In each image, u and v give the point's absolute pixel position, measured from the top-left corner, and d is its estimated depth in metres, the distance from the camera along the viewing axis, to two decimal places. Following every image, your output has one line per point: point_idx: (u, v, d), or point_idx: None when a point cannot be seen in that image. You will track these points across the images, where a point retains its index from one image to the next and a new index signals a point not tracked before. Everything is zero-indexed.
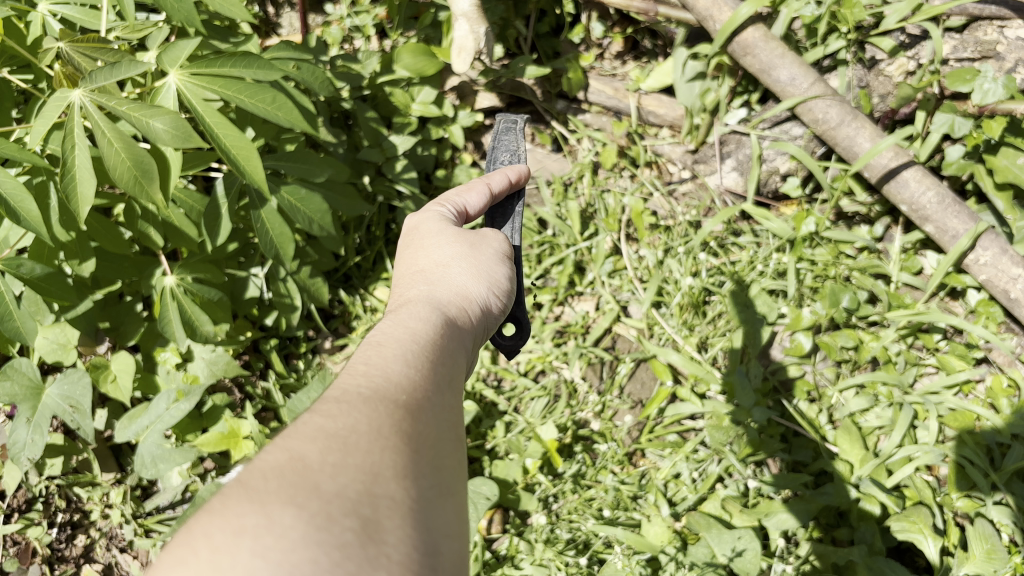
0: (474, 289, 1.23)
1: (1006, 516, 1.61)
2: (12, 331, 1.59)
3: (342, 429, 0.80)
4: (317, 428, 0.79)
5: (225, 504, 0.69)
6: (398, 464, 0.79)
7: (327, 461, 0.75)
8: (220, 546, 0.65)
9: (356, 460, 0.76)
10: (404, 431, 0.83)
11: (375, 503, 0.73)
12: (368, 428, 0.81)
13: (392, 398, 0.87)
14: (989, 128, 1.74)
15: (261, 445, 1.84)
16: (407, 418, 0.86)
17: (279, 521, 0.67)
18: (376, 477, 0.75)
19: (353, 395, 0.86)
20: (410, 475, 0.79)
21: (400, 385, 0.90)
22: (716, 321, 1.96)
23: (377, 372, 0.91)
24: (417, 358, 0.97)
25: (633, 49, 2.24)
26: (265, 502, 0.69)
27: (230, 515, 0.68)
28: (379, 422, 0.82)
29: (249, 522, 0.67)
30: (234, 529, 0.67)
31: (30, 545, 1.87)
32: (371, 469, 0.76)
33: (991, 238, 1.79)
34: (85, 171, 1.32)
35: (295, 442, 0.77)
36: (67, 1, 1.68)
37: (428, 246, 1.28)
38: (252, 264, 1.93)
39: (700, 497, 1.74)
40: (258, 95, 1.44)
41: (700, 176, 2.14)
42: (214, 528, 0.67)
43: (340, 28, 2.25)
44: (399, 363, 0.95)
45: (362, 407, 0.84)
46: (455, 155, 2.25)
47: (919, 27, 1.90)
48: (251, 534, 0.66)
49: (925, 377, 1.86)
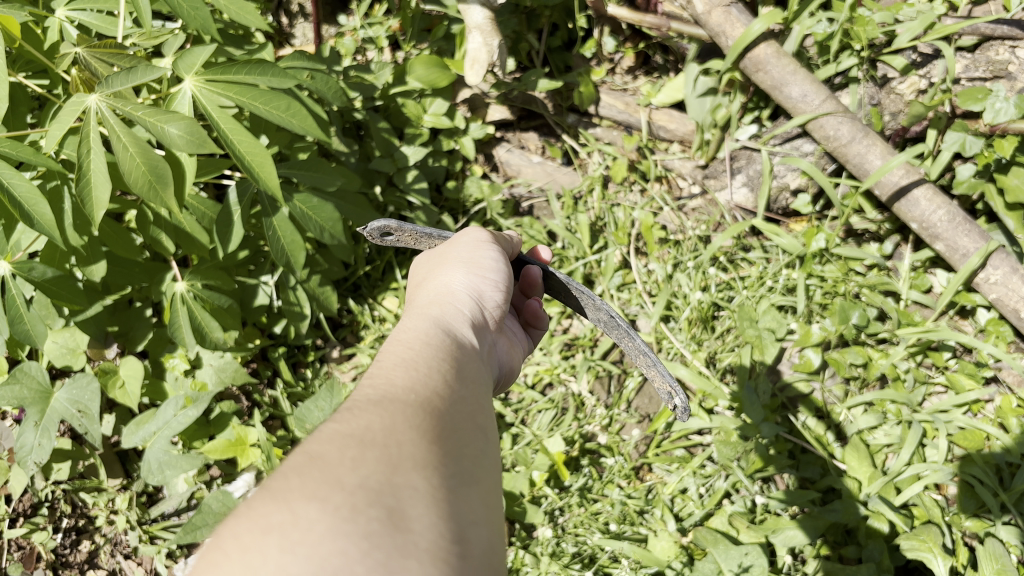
0: (474, 288, 1.22)
1: (1015, 536, 1.61)
2: (21, 334, 1.60)
3: (357, 428, 0.79)
4: (333, 431, 0.79)
5: (250, 506, 0.69)
6: (418, 455, 0.78)
7: (346, 456, 0.74)
8: (249, 543, 0.66)
9: (375, 454, 0.76)
10: (419, 423, 0.83)
11: (398, 492, 0.73)
12: (382, 425, 0.80)
13: (403, 396, 0.86)
14: (1000, 147, 1.76)
15: (268, 454, 1.84)
16: (421, 413, 0.85)
17: (304, 516, 0.67)
18: (396, 468, 0.75)
19: (362, 400, 0.85)
20: (432, 465, 0.79)
21: (406, 382, 0.90)
22: (724, 336, 1.96)
23: (382, 378, 0.91)
24: (423, 358, 0.97)
25: (644, 64, 2.26)
26: (290, 498, 0.69)
27: (256, 515, 0.68)
28: (394, 419, 0.82)
29: (275, 520, 0.67)
30: (261, 527, 0.67)
31: (35, 550, 1.88)
32: (390, 461, 0.76)
33: (1002, 257, 1.80)
34: (100, 175, 1.33)
35: (313, 445, 0.76)
36: (83, 6, 1.68)
37: (424, 269, 1.29)
38: (262, 272, 1.94)
39: (706, 513, 1.74)
40: (273, 102, 1.45)
41: (711, 191, 2.15)
42: (241, 528, 0.67)
43: (354, 39, 2.26)
44: (402, 363, 0.94)
45: (373, 409, 0.83)
46: (465, 167, 2.24)
47: (930, 46, 1.91)
48: (278, 531, 0.66)
49: (934, 395, 1.85)
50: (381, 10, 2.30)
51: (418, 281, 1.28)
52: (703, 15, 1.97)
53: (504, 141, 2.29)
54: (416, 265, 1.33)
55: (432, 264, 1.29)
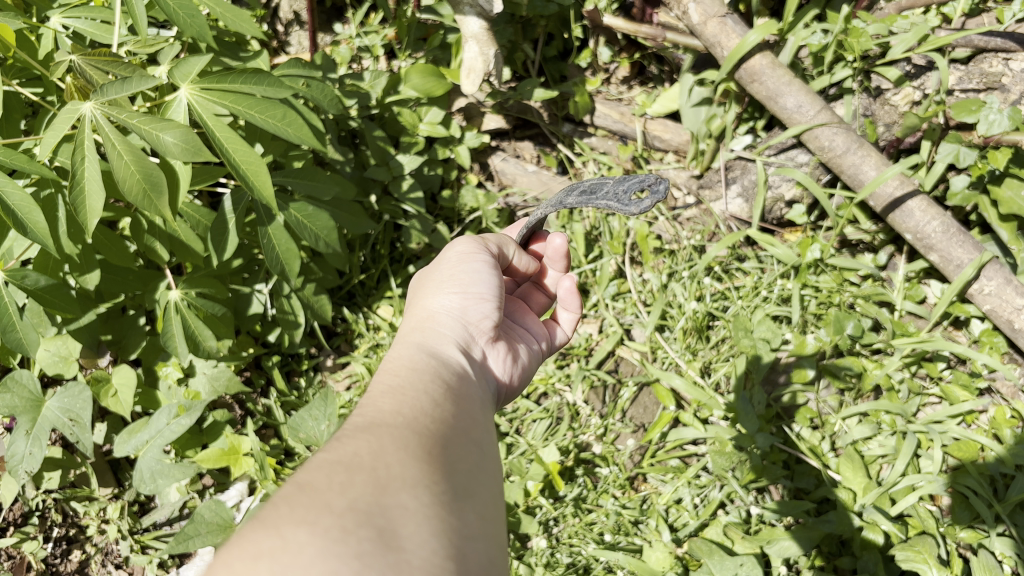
0: (462, 309, 1.22)
1: (1009, 547, 1.60)
2: (13, 343, 1.57)
3: (345, 455, 0.78)
4: (322, 459, 0.78)
5: (240, 535, 0.69)
6: (408, 474, 0.78)
7: (334, 481, 0.74)
8: (239, 571, 0.65)
9: (363, 478, 0.75)
10: (408, 444, 0.82)
11: (388, 513, 0.72)
12: (370, 449, 0.79)
13: (391, 420, 0.86)
14: (995, 159, 1.75)
15: (259, 465, 1.81)
16: (410, 434, 0.84)
17: (294, 539, 0.67)
18: (385, 489, 0.75)
19: (351, 428, 0.85)
20: (423, 482, 0.78)
21: (393, 406, 0.89)
22: (718, 346, 1.97)
23: (368, 405, 0.90)
24: (409, 381, 0.96)
25: (639, 75, 2.28)
26: (279, 524, 0.68)
27: (246, 543, 0.67)
28: (382, 442, 0.81)
29: (265, 546, 0.67)
30: (252, 554, 0.66)
31: (24, 560, 1.85)
32: (379, 482, 0.75)
33: (996, 268, 1.80)
34: (93, 183, 1.31)
35: (302, 473, 0.76)
36: (78, 15, 1.65)
37: (415, 299, 1.29)
38: (256, 280, 1.93)
39: (701, 524, 1.73)
40: (268, 111, 1.44)
41: (705, 202, 2.16)
42: (232, 557, 0.66)
43: (350, 48, 2.26)
44: (388, 389, 0.93)
45: (361, 435, 0.82)
46: (461, 175, 2.25)
47: (925, 58, 1.92)
48: (268, 556, 0.66)
49: (928, 406, 1.86)
50: (377, 18, 2.30)
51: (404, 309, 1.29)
52: (699, 25, 1.97)
53: (499, 151, 2.29)
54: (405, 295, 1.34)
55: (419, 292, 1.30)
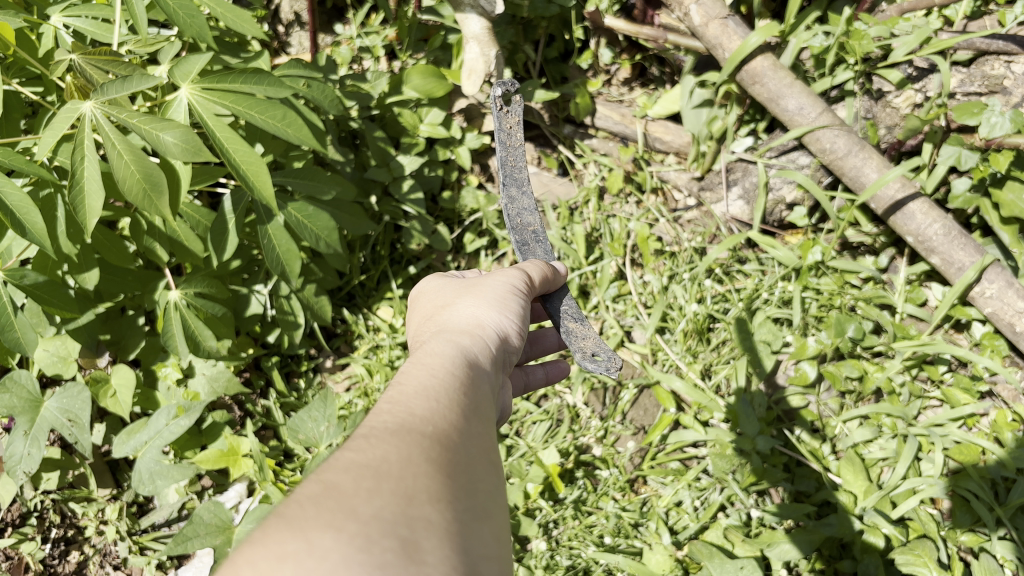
0: (498, 322, 1.23)
1: (1011, 551, 1.59)
2: (11, 343, 1.57)
3: (373, 458, 0.77)
4: (349, 460, 0.77)
5: (265, 533, 0.67)
6: (432, 487, 0.77)
7: (361, 487, 0.73)
8: (264, 571, 0.64)
9: (390, 485, 0.74)
10: (433, 455, 0.82)
11: (413, 524, 0.71)
12: (398, 455, 0.79)
13: (419, 427, 0.85)
14: (996, 162, 1.74)
15: (258, 466, 1.80)
16: (436, 445, 0.84)
17: (320, 545, 0.66)
18: (411, 500, 0.74)
19: (378, 428, 0.84)
20: (446, 498, 0.77)
21: (425, 412, 0.89)
22: (719, 348, 1.97)
23: (401, 405, 0.89)
24: (442, 386, 0.96)
25: (640, 76, 2.27)
26: (305, 527, 0.67)
27: (271, 542, 0.66)
28: (410, 450, 0.80)
29: (290, 548, 0.66)
30: (277, 555, 0.65)
31: (22, 561, 1.83)
32: (405, 492, 0.74)
33: (997, 271, 1.79)
34: (93, 183, 1.31)
35: (329, 472, 0.75)
36: (79, 13, 1.65)
37: (450, 299, 1.29)
38: (255, 281, 1.92)
39: (701, 526, 1.73)
40: (268, 112, 1.44)
41: (706, 203, 2.16)
42: (257, 555, 0.65)
43: (350, 48, 2.27)
44: (421, 391, 0.93)
45: (390, 438, 0.82)
46: (461, 177, 2.25)
47: (927, 61, 1.91)
48: (294, 560, 0.65)
49: (929, 409, 1.86)
50: (377, 19, 2.30)
51: (436, 308, 1.29)
52: (700, 27, 1.97)
53: None
54: (438, 295, 1.34)
55: (456, 294, 1.30)
